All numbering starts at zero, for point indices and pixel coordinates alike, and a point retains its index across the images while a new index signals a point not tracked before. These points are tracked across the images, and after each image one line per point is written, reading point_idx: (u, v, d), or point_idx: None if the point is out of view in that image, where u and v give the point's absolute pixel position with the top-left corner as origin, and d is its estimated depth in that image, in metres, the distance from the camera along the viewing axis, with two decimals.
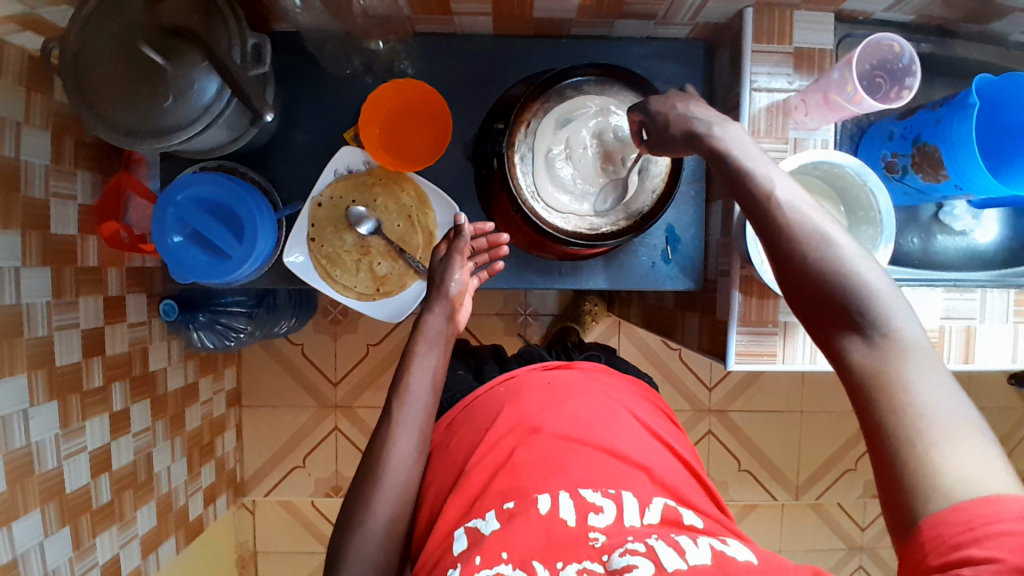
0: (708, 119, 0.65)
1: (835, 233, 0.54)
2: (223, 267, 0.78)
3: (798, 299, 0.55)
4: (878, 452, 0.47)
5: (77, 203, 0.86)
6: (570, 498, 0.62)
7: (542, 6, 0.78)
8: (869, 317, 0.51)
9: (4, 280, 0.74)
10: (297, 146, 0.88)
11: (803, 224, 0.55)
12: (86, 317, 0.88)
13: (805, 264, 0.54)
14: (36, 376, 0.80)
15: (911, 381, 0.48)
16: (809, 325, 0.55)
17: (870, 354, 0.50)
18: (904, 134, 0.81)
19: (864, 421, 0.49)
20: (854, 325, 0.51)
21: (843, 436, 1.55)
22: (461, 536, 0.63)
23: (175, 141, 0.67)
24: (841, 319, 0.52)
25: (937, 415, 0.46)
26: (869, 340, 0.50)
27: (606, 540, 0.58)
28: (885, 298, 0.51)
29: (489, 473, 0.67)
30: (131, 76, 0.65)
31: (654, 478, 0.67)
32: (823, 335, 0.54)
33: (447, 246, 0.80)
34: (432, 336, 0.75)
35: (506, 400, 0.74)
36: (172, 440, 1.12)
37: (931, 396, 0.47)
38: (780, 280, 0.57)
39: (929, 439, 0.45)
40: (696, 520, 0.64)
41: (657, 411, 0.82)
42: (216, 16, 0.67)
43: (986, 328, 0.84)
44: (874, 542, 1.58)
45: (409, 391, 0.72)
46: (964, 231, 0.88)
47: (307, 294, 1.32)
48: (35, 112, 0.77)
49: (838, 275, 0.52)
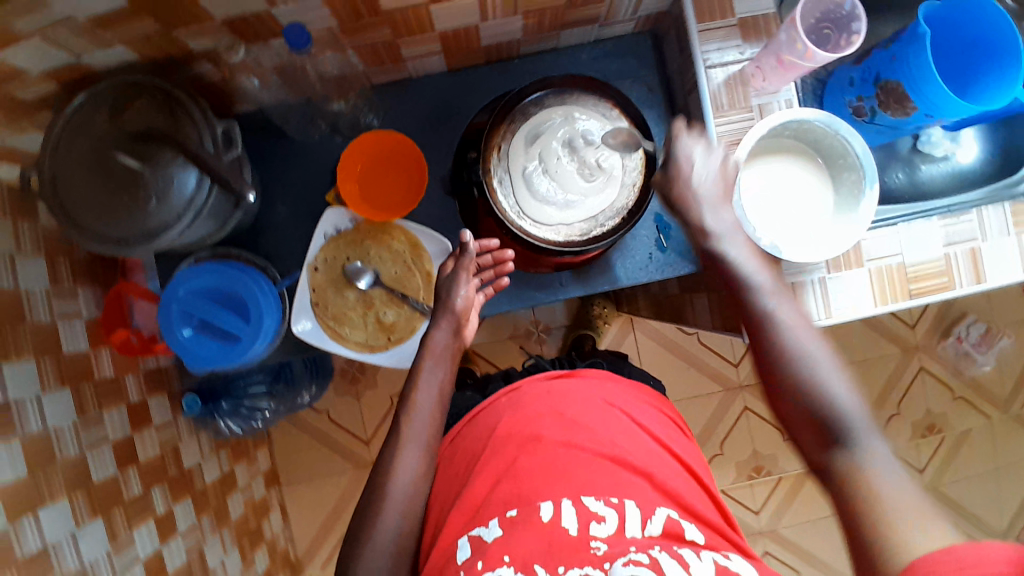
0: (710, 205, 0.69)
1: (812, 350, 0.64)
2: (234, 351, 0.79)
3: (784, 405, 0.64)
4: (857, 539, 0.55)
5: (82, 319, 0.88)
6: (573, 505, 0.64)
7: (487, 33, 0.80)
8: (848, 432, 0.60)
9: (28, 409, 0.75)
10: (281, 220, 0.90)
11: (790, 343, 0.65)
12: (113, 430, 0.89)
13: (788, 371, 0.64)
14: (77, 498, 0.80)
15: (882, 482, 0.57)
16: (794, 431, 0.64)
17: (848, 458, 0.59)
18: (864, 77, 0.83)
19: (846, 517, 0.57)
20: (837, 442, 0.60)
21: (878, 383, 1.54)
22: (465, 544, 0.65)
23: (167, 239, 0.68)
24: (821, 424, 0.61)
25: (902, 507, 0.54)
26: (848, 451, 0.60)
27: (608, 548, 0.60)
28: (854, 415, 0.61)
29: (493, 482, 0.69)
30: (111, 184, 0.67)
31: (656, 485, 0.69)
32: (806, 441, 0.62)
33: (453, 263, 0.80)
34: (439, 351, 0.77)
35: (507, 410, 0.77)
36: (220, 533, 1.11)
37: (900, 493, 0.56)
38: (765, 386, 0.66)
39: (900, 520, 0.53)
40: (698, 535, 0.65)
41: (665, 416, 0.82)
42: (181, 112, 0.69)
43: (990, 247, 0.84)
44: (935, 481, 1.55)
45: (418, 404, 0.75)
46: (946, 156, 0.88)
47: (321, 360, 1.34)
48: (24, 240, 0.78)
49: (816, 386, 0.62)
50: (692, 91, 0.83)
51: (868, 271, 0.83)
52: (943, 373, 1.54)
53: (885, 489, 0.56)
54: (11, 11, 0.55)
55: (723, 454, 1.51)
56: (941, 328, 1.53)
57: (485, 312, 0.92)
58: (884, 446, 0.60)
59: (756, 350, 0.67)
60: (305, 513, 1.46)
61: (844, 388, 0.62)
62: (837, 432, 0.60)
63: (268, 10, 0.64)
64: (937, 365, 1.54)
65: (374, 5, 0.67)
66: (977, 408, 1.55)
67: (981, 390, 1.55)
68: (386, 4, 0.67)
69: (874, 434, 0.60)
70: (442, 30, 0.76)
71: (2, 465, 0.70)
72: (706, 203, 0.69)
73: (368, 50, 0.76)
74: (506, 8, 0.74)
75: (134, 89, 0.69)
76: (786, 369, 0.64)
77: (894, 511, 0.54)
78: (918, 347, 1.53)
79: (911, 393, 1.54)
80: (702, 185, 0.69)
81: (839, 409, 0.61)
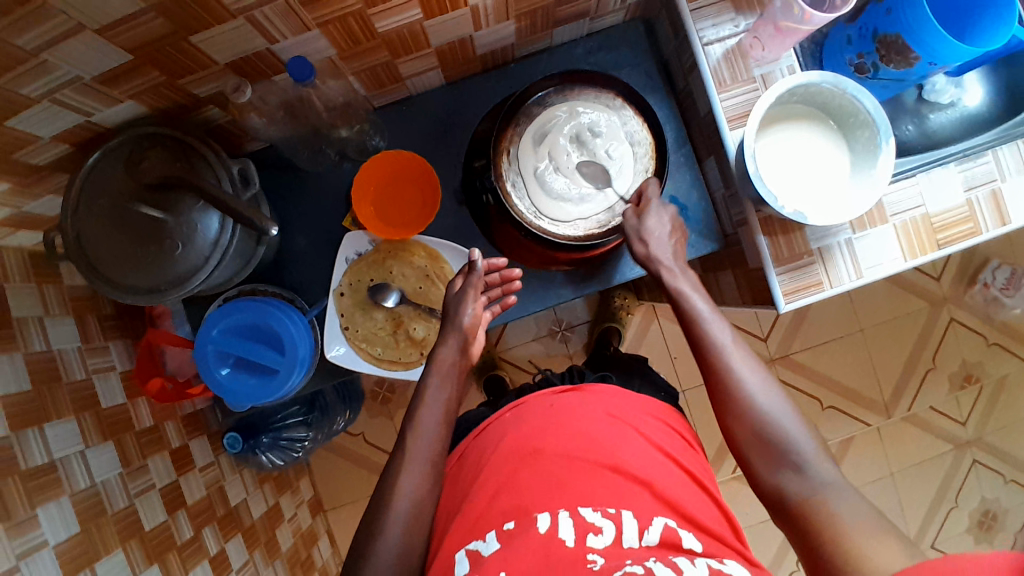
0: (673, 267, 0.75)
1: (763, 387, 0.70)
2: (272, 385, 0.80)
3: (742, 435, 0.69)
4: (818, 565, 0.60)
5: (117, 371, 0.90)
6: (570, 517, 0.64)
7: (482, 42, 0.80)
8: (798, 457, 0.66)
9: (74, 465, 0.76)
10: (301, 250, 0.91)
11: (743, 381, 0.70)
12: (158, 476, 0.90)
13: (744, 405, 0.69)
14: (131, 547, 0.80)
15: (835, 507, 0.62)
16: (751, 460, 0.69)
17: (803, 484, 0.65)
18: (861, 33, 0.82)
19: (806, 541, 0.62)
20: (792, 468, 0.66)
21: (910, 339, 1.52)
22: (463, 558, 0.64)
23: (195, 284, 0.69)
24: (776, 454, 0.67)
25: (855, 525, 0.59)
26: (800, 474, 0.65)
27: (604, 562, 0.59)
28: (805, 444, 0.67)
29: (492, 496, 0.69)
30: (134, 238, 0.68)
31: (655, 494, 0.68)
32: (765, 469, 0.68)
33: (461, 281, 0.82)
34: (445, 369, 0.78)
35: (513, 425, 0.78)
36: (273, 565, 1.10)
37: (852, 517, 0.60)
38: (722, 423, 0.72)
39: (855, 542, 0.58)
40: (695, 544, 0.64)
41: (670, 428, 0.81)
42: (197, 159, 0.70)
43: (1012, 187, 0.83)
44: (980, 432, 1.53)
45: (421, 425, 0.75)
46: (953, 102, 0.87)
47: (352, 386, 1.35)
48: (52, 302, 0.80)
49: (769, 418, 0.68)
50: (692, 71, 0.83)
51: (894, 227, 0.82)
52: (973, 322, 1.52)
53: (840, 510, 0.61)
54: (16, 79, 0.56)
55: None
56: (967, 276, 1.51)
57: (510, 317, 0.92)
58: (834, 472, 0.65)
59: (713, 389, 0.73)
60: (352, 538, 1.46)
61: (792, 416, 0.69)
62: (789, 457, 0.66)
63: (269, 47, 0.65)
64: (967, 315, 1.52)
65: (370, 28, 0.68)
66: (1013, 353, 1.53)
67: (1014, 334, 1.53)
68: (381, 25, 0.68)
69: (823, 458, 0.66)
70: (438, 44, 0.77)
71: (54, 525, 0.71)
72: (667, 265, 0.75)
73: (368, 74, 0.77)
74: (499, 14, 0.74)
75: (148, 141, 0.70)
76: (741, 403, 0.70)
77: (851, 532, 0.59)
78: (946, 299, 1.52)
79: (943, 346, 1.52)
80: (664, 245, 0.76)
81: (792, 440, 0.67)
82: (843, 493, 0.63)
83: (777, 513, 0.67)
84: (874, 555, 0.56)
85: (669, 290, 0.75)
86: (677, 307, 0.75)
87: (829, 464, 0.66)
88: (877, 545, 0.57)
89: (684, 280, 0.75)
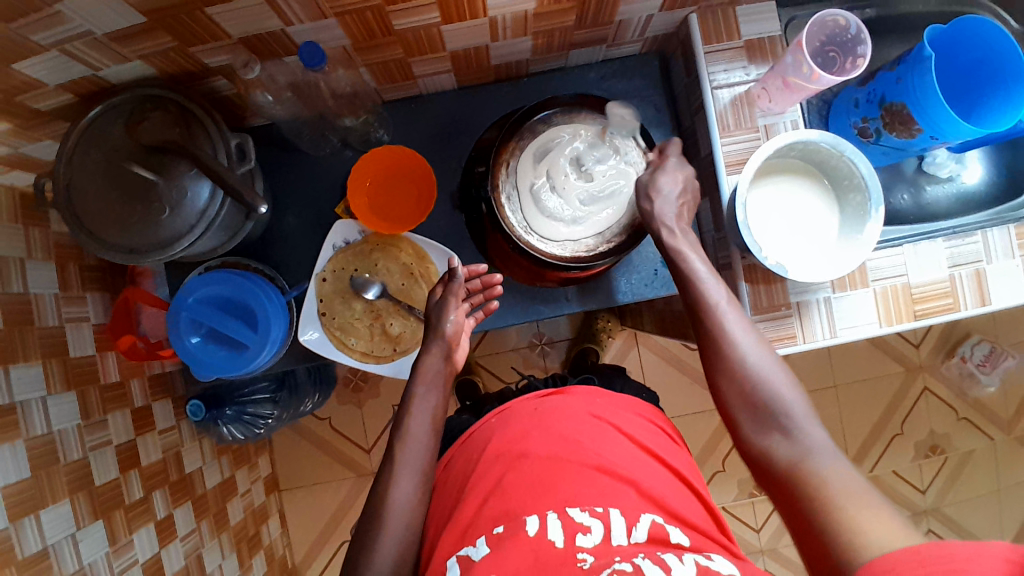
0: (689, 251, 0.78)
1: (756, 351, 0.72)
2: (242, 359, 0.80)
3: (735, 398, 0.71)
4: (807, 532, 0.59)
5: (91, 323, 0.90)
6: (558, 518, 0.64)
7: (497, 53, 0.81)
8: (787, 421, 0.68)
9: (33, 411, 0.76)
10: (291, 231, 0.91)
11: (732, 347, 0.72)
12: (116, 433, 0.89)
13: (734, 370, 0.71)
14: (79, 500, 0.79)
15: (822, 469, 0.63)
16: (742, 422, 0.71)
17: (790, 448, 0.66)
18: (869, 98, 0.83)
19: (795, 507, 0.62)
20: (781, 431, 0.68)
21: (882, 401, 1.54)
22: (454, 564, 0.64)
23: (178, 250, 0.69)
24: (767, 419, 0.69)
25: (845, 488, 0.60)
26: (788, 438, 0.67)
27: (594, 561, 0.59)
28: (796, 411, 0.68)
29: (481, 500, 0.69)
30: (124, 195, 0.68)
31: (641, 492, 0.68)
32: (756, 432, 0.69)
33: (442, 290, 0.83)
34: (431, 377, 0.80)
35: (497, 428, 0.78)
36: (219, 537, 1.09)
37: (839, 478, 0.61)
38: (716, 386, 0.73)
39: (843, 506, 0.58)
40: (682, 538, 0.64)
41: (655, 427, 0.82)
42: (195, 125, 0.70)
43: (995, 269, 0.84)
44: (938, 502, 1.54)
45: (410, 432, 0.76)
46: (951, 177, 0.89)
47: (325, 369, 1.36)
48: (35, 245, 0.80)
49: (759, 378, 0.70)
50: (699, 111, 0.84)
51: (874, 291, 0.83)
52: (946, 394, 1.54)
53: (827, 474, 0.62)
54: (30, 26, 0.56)
55: (724, 471, 1.48)
56: (945, 348, 1.53)
57: (488, 326, 0.93)
58: (823, 436, 0.66)
59: (706, 351, 0.75)
60: (303, 521, 1.46)
61: (784, 379, 0.70)
62: (777, 420, 0.68)
63: (283, 29, 0.66)
64: (940, 386, 1.54)
65: (386, 25, 0.68)
66: (981, 428, 1.55)
67: (984, 411, 1.55)
68: (399, 23, 0.68)
69: (812, 422, 0.67)
70: (453, 49, 0.77)
71: (5, 467, 0.71)
72: (668, 226, 0.78)
73: (380, 67, 0.78)
74: (517, 29, 0.75)
75: (151, 102, 0.70)
76: (732, 366, 0.72)
77: (838, 496, 0.59)
78: (923, 367, 1.54)
79: (914, 413, 1.54)
80: (670, 205, 0.78)
81: (783, 401, 0.69)
82: (831, 456, 0.64)
83: (764, 476, 0.68)
84: (866, 527, 0.55)
85: (669, 251, 0.78)
86: (677, 269, 0.78)
87: (818, 428, 0.67)
88: (864, 510, 0.57)
89: (685, 243, 0.78)
